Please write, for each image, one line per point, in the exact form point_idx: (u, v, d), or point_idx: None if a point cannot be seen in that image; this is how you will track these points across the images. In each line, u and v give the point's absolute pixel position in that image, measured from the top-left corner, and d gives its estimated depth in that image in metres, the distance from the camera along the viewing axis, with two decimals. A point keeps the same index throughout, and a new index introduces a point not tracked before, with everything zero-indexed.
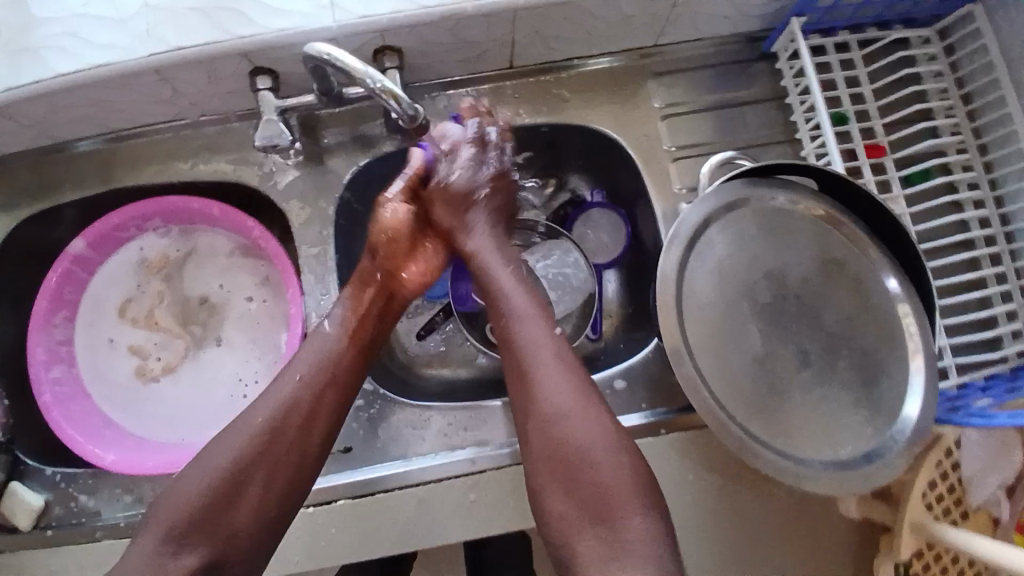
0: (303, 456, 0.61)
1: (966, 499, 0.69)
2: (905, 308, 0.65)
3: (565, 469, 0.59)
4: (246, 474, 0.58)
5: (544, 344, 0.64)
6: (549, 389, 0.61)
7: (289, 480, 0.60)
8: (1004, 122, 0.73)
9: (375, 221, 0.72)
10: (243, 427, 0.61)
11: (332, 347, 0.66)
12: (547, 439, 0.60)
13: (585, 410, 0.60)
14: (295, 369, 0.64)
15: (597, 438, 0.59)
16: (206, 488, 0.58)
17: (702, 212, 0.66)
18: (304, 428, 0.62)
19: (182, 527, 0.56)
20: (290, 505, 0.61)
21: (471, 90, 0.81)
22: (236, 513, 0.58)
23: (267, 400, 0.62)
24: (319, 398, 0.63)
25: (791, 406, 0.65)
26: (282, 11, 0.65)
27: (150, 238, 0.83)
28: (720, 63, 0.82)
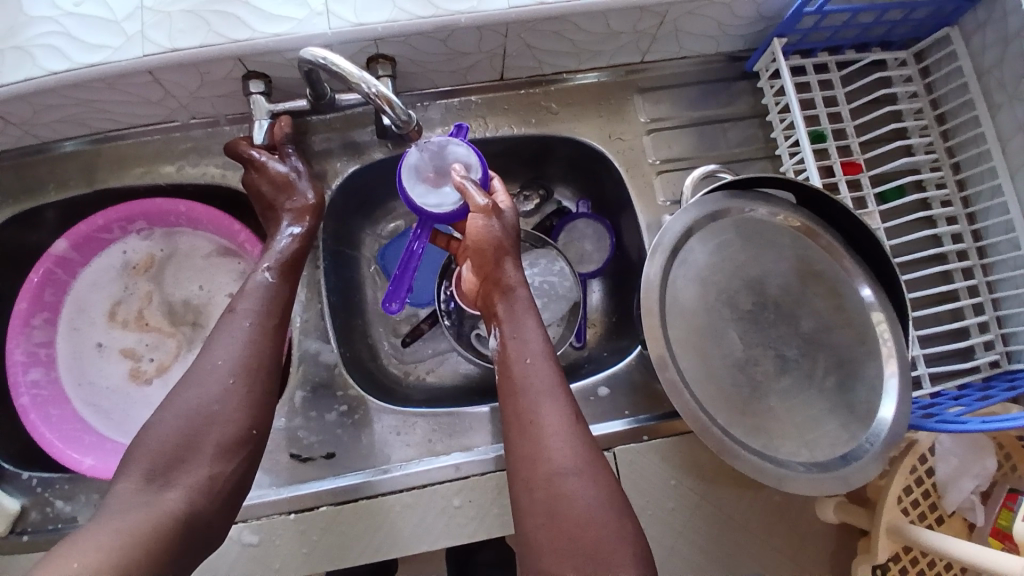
0: (271, 378, 0.61)
1: (941, 505, 0.72)
2: (879, 315, 0.68)
3: (538, 495, 0.55)
4: (222, 403, 0.57)
5: (536, 362, 0.61)
6: (535, 407, 0.58)
7: (263, 404, 0.60)
8: (978, 143, 0.77)
9: (263, 173, 0.73)
10: (202, 375, 0.58)
11: (275, 294, 0.66)
12: (526, 460, 0.57)
13: (568, 434, 0.57)
14: (244, 315, 0.63)
15: (576, 465, 0.55)
16: (186, 425, 0.56)
17: (686, 221, 0.67)
18: (249, 358, 0.60)
19: (167, 463, 0.54)
20: (260, 444, 0.59)
21: (462, 101, 0.82)
22: (217, 435, 0.56)
23: (224, 343, 0.60)
24: (273, 335, 0.63)
25: (770, 411, 0.67)
26: (277, 17, 0.66)
27: (133, 241, 0.82)
28: (704, 81, 0.85)
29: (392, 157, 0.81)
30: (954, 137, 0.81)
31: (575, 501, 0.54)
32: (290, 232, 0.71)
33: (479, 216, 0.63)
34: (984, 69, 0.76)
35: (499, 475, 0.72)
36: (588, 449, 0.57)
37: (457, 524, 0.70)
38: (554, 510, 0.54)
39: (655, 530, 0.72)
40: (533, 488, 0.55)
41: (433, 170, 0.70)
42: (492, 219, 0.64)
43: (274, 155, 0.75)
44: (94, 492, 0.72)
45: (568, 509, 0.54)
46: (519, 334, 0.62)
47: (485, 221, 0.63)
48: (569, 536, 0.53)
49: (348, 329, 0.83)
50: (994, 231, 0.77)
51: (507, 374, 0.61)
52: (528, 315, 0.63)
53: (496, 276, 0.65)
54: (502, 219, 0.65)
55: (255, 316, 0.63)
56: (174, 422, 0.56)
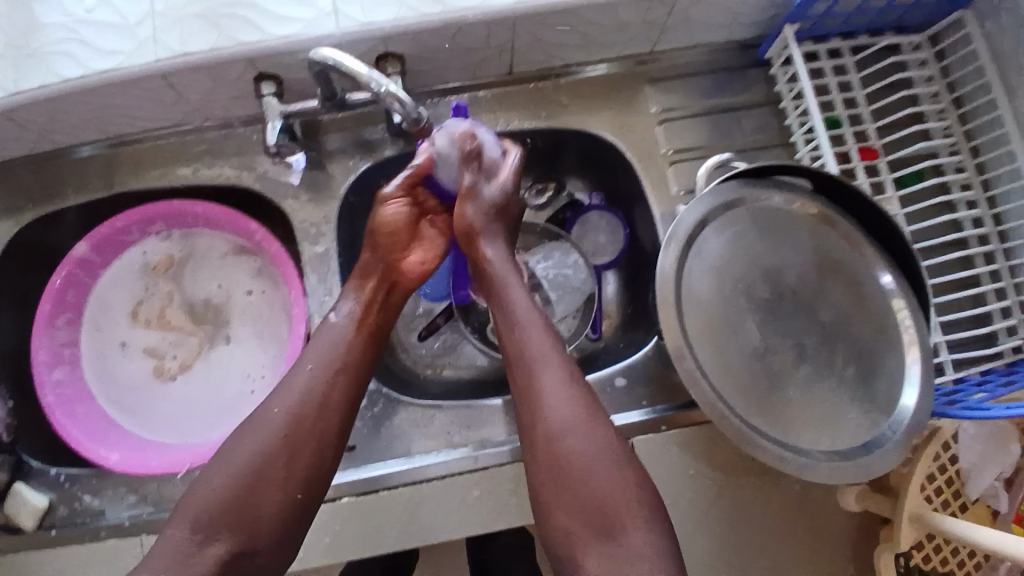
0: (327, 435, 0.59)
1: (965, 492, 0.71)
2: (899, 302, 0.67)
3: (538, 455, 0.56)
4: (267, 462, 0.56)
5: (524, 323, 0.61)
6: (528, 372, 0.59)
7: (320, 454, 0.58)
8: (996, 124, 0.76)
9: (375, 216, 0.68)
10: (261, 421, 0.58)
11: (341, 334, 0.63)
12: (524, 424, 0.58)
13: (563, 394, 0.57)
14: (307, 359, 0.62)
15: (573, 425, 0.56)
16: (239, 473, 0.56)
17: (699, 212, 0.67)
18: (309, 404, 0.59)
19: (215, 513, 0.54)
20: (316, 491, 0.58)
21: (471, 97, 0.82)
22: (263, 495, 0.56)
23: (284, 390, 0.60)
24: (340, 382, 0.61)
25: (790, 400, 0.67)
26: (287, 17, 0.66)
27: (152, 242, 0.84)
28: (715, 69, 0.84)
29: (405, 154, 0.81)
30: (972, 121, 0.79)
31: (575, 460, 0.55)
32: (359, 263, 0.68)
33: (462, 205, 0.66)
34: (1000, 51, 0.74)
35: (517, 467, 0.72)
36: (585, 407, 0.57)
37: (476, 517, 0.71)
38: (556, 469, 0.55)
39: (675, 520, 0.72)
40: (535, 454, 0.57)
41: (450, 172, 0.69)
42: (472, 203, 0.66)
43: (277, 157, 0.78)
44: (120, 486, 0.73)
45: (568, 467, 0.55)
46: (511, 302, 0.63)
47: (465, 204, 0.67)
48: (574, 495, 0.54)
49: None
50: (1015, 214, 0.75)
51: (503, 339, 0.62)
52: (512, 281, 0.64)
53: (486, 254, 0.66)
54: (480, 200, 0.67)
55: (318, 361, 0.61)
56: (226, 472, 0.56)
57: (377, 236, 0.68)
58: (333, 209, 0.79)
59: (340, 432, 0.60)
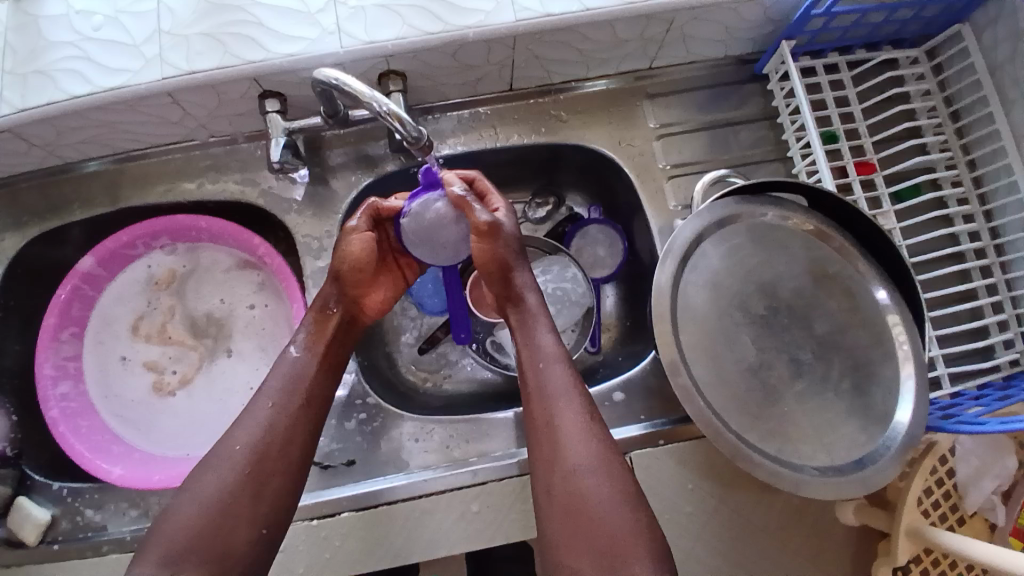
0: (290, 471, 0.60)
1: (963, 505, 0.71)
2: (894, 316, 0.68)
3: (556, 491, 0.56)
4: (232, 499, 0.56)
5: (548, 361, 0.63)
6: (550, 408, 0.60)
7: (285, 486, 0.59)
8: (992, 139, 0.77)
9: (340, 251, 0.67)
10: (224, 455, 0.58)
11: (302, 372, 0.64)
12: (544, 462, 0.58)
13: (583, 432, 0.58)
14: (267, 395, 0.62)
15: (592, 462, 0.56)
16: (205, 508, 0.55)
17: (696, 227, 0.67)
18: (274, 438, 0.60)
19: (181, 549, 0.53)
20: (280, 524, 0.59)
21: (471, 112, 0.83)
22: (229, 532, 0.55)
23: (246, 426, 0.60)
24: (301, 416, 0.62)
25: (786, 415, 0.67)
26: (290, 36, 0.67)
27: (157, 256, 0.85)
28: (713, 84, 0.85)
29: (406, 168, 0.82)
30: (969, 134, 0.80)
31: (589, 499, 0.55)
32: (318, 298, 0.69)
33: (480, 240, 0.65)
34: (997, 64, 0.75)
35: (515, 481, 0.73)
36: (604, 446, 0.57)
37: (475, 530, 0.72)
38: (573, 506, 0.55)
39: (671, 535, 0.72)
40: (553, 490, 0.56)
41: (443, 226, 0.68)
42: (490, 240, 0.65)
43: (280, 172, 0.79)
44: (121, 501, 0.74)
45: (585, 504, 0.55)
46: (533, 341, 0.64)
47: (486, 245, 0.65)
48: (585, 535, 0.53)
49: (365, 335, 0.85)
50: (1012, 228, 0.76)
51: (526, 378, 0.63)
52: (539, 320, 0.66)
53: (508, 293, 0.68)
54: (502, 236, 0.66)
55: (279, 396, 0.62)
56: (191, 507, 0.55)
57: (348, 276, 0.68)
58: (335, 223, 0.80)
59: (301, 469, 0.61)
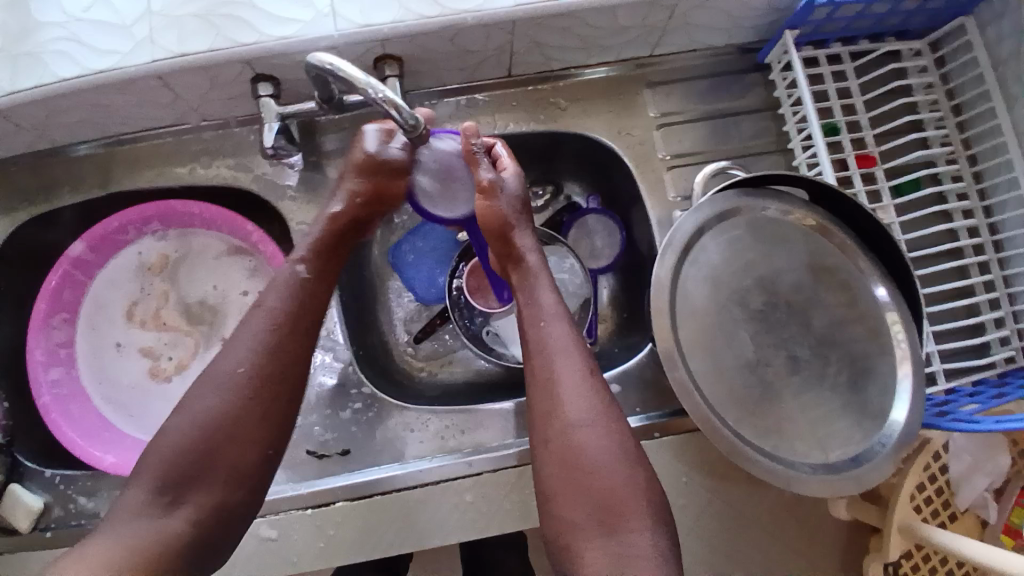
0: (293, 395, 0.60)
1: (954, 502, 0.72)
2: (893, 315, 0.67)
3: (552, 445, 0.57)
4: (235, 424, 0.57)
5: (548, 319, 0.62)
6: (549, 366, 0.59)
7: (284, 414, 0.59)
8: (995, 134, 0.76)
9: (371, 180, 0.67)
10: (221, 379, 0.58)
11: (302, 293, 0.62)
12: (540, 415, 0.58)
13: (581, 388, 0.58)
14: (263, 317, 0.60)
15: (589, 418, 0.57)
16: (205, 433, 0.56)
17: (696, 221, 0.66)
18: (271, 365, 0.59)
19: (182, 474, 0.56)
20: (283, 442, 0.60)
21: (468, 99, 0.82)
22: (232, 454, 0.57)
23: (242, 349, 0.59)
24: (299, 343, 0.60)
25: (783, 410, 0.67)
26: (283, 19, 0.66)
27: (149, 241, 0.84)
28: (715, 73, 0.83)
29: None
30: (970, 129, 0.79)
31: (585, 452, 0.56)
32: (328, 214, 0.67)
33: (484, 197, 0.65)
34: (1001, 58, 0.74)
35: (511, 472, 0.73)
36: (602, 402, 0.58)
37: (471, 520, 0.72)
38: (568, 461, 0.56)
39: None
40: (549, 444, 0.57)
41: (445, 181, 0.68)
42: (492, 197, 0.65)
43: (274, 159, 0.77)
44: (115, 488, 0.74)
45: (580, 460, 0.56)
46: (535, 299, 0.63)
47: (488, 202, 0.65)
48: (582, 485, 0.55)
49: (360, 324, 0.84)
50: (1011, 225, 0.75)
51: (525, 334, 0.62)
52: (542, 279, 0.64)
53: (512, 254, 0.66)
54: (506, 194, 0.66)
55: (275, 320, 0.60)
56: (188, 429, 0.56)
57: (369, 194, 0.67)
58: None
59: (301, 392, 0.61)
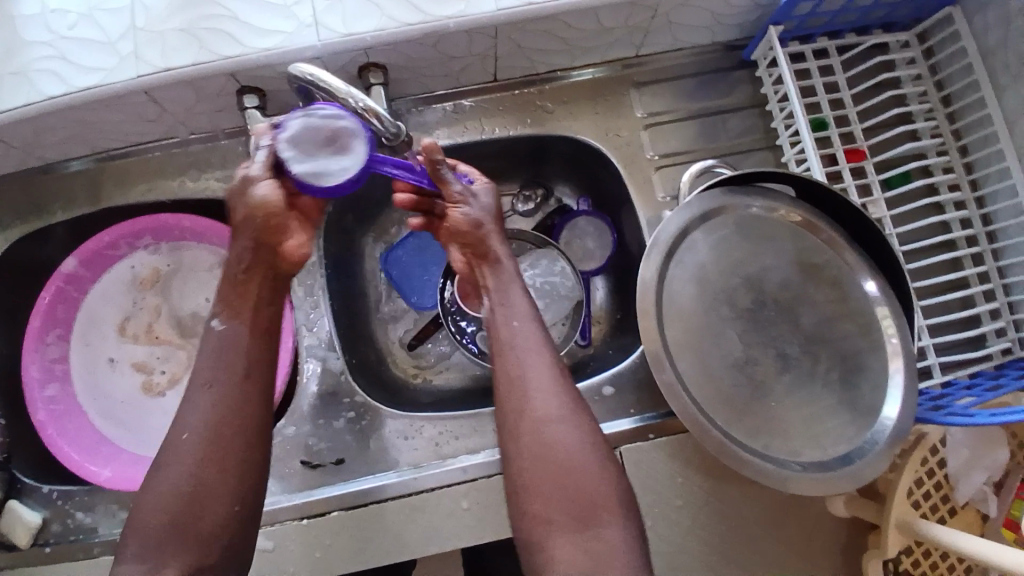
0: (252, 442, 0.56)
1: (953, 497, 0.72)
2: (884, 308, 0.67)
3: (524, 440, 0.56)
4: (199, 488, 0.53)
5: (519, 315, 0.60)
6: (520, 362, 0.58)
7: (248, 464, 0.56)
8: (984, 124, 0.75)
9: (250, 206, 0.60)
10: (172, 449, 0.55)
11: (237, 342, 0.59)
12: (511, 411, 0.57)
13: (552, 384, 0.57)
14: (202, 378, 0.57)
15: (561, 413, 0.56)
16: (169, 506, 0.53)
17: (683, 220, 0.66)
18: (220, 419, 0.55)
19: (157, 552, 0.52)
20: (254, 494, 0.57)
21: (456, 104, 0.82)
22: (199, 521, 0.53)
23: (188, 415, 0.56)
24: (249, 389, 0.57)
25: (775, 409, 0.66)
26: (266, 31, 0.66)
27: (140, 255, 0.84)
28: (702, 72, 0.83)
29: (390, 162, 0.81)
30: (960, 120, 0.78)
31: (558, 447, 0.55)
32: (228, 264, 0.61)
33: (456, 207, 0.65)
34: (988, 49, 0.73)
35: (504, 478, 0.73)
36: (571, 398, 0.57)
37: (465, 527, 0.71)
38: (541, 457, 0.55)
39: (658, 529, 0.72)
40: (521, 440, 0.56)
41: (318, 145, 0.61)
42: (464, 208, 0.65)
43: None
44: (111, 502, 0.74)
45: (553, 454, 0.55)
46: (506, 296, 0.62)
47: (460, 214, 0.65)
48: (556, 480, 0.54)
49: (353, 332, 0.84)
50: (1002, 215, 0.75)
51: (494, 330, 0.61)
52: (514, 275, 0.63)
53: (483, 250, 0.65)
54: (478, 202, 0.66)
55: (217, 375, 0.57)
56: (150, 508, 0.53)
57: (256, 229, 0.61)
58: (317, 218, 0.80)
59: (262, 437, 0.58)
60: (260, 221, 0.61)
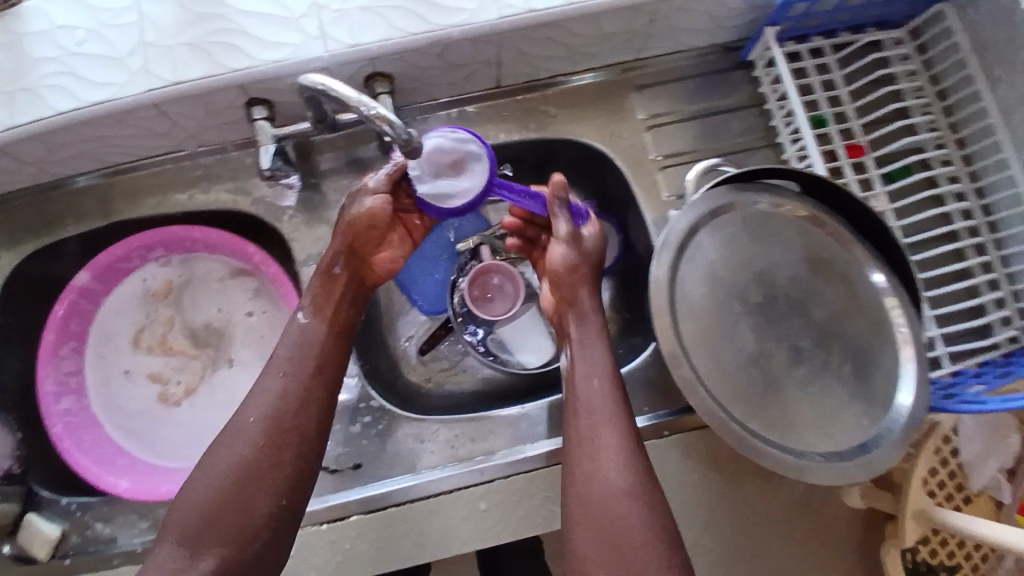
0: (306, 442, 0.60)
1: (968, 485, 0.72)
2: (892, 299, 0.67)
3: (590, 506, 0.57)
4: (251, 471, 0.57)
5: (599, 382, 0.62)
6: (594, 430, 0.60)
7: (301, 457, 0.59)
8: (981, 116, 0.76)
9: (352, 211, 0.68)
10: (237, 429, 0.59)
11: (311, 338, 0.64)
12: (580, 475, 0.59)
13: (625, 457, 0.58)
14: (276, 364, 0.62)
15: (632, 490, 0.57)
16: (224, 482, 0.57)
17: (690, 218, 0.67)
18: (281, 410, 0.60)
19: (199, 527, 0.56)
20: (304, 489, 0.60)
21: (462, 111, 0.83)
22: (249, 504, 0.57)
23: (258, 398, 0.60)
24: (311, 385, 0.61)
25: (788, 402, 0.67)
26: (274, 43, 0.67)
27: (152, 268, 0.84)
28: (702, 73, 0.85)
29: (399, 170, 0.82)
30: (957, 113, 0.80)
31: (621, 519, 0.56)
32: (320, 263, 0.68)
33: (557, 245, 0.67)
34: (983, 43, 0.74)
35: (520, 478, 0.74)
36: (643, 474, 0.58)
37: (484, 527, 0.72)
38: (603, 526, 0.56)
39: (675, 524, 0.73)
40: (585, 504, 0.57)
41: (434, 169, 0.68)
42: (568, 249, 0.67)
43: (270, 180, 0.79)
44: (130, 513, 0.74)
45: (615, 525, 0.56)
46: (589, 359, 0.64)
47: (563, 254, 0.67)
48: (613, 550, 0.55)
49: (365, 339, 0.85)
50: (1003, 205, 0.76)
51: (573, 393, 0.63)
52: (596, 337, 0.65)
53: (570, 299, 0.66)
54: (581, 247, 0.68)
55: (288, 365, 0.62)
56: (205, 480, 0.57)
57: (355, 233, 0.68)
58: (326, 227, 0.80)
59: (320, 434, 0.61)
60: (359, 227, 0.68)
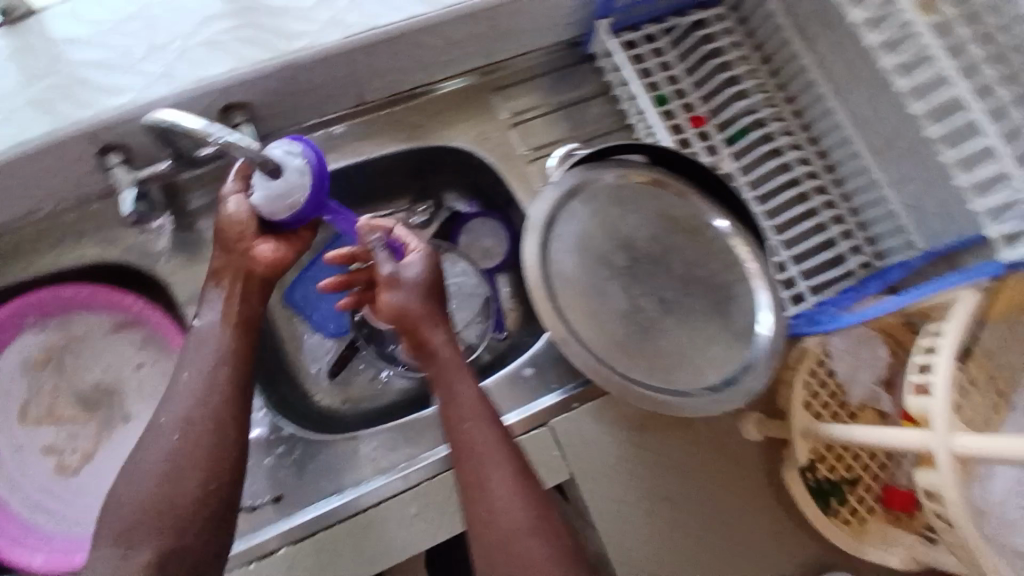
0: (223, 427, 0.60)
1: (847, 399, 0.79)
2: (735, 240, 0.75)
3: (495, 551, 0.59)
4: (173, 463, 0.57)
5: (473, 423, 0.64)
6: (481, 476, 0.61)
7: (221, 443, 0.60)
8: (801, 73, 0.86)
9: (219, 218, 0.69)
10: (153, 429, 0.60)
11: (217, 335, 0.65)
12: (478, 524, 0.60)
13: (516, 494, 0.60)
14: (184, 366, 0.63)
15: (530, 526, 0.59)
16: (146, 482, 0.57)
17: (549, 200, 0.72)
18: (194, 403, 0.60)
19: (127, 530, 0.55)
20: (230, 473, 0.60)
21: (332, 132, 0.85)
22: (174, 497, 0.57)
23: (171, 398, 0.61)
24: (223, 373, 0.63)
25: (672, 352, 0.72)
26: (117, 88, 0.67)
27: (26, 338, 0.79)
28: (554, 69, 0.91)
29: None
30: (782, 73, 0.89)
31: (526, 557, 0.58)
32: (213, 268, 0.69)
33: (386, 290, 0.68)
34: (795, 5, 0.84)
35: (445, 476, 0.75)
36: (536, 506, 0.60)
37: (418, 530, 0.73)
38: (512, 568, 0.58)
39: (595, 488, 0.76)
40: (490, 551, 0.59)
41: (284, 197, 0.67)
42: (394, 290, 0.68)
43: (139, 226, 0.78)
44: None
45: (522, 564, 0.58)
46: (457, 401, 0.65)
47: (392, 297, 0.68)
48: None
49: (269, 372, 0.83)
50: (836, 148, 0.86)
51: (455, 441, 0.64)
52: (458, 373, 0.66)
53: (419, 340, 0.68)
54: (407, 284, 0.68)
55: (195, 364, 0.63)
56: (127, 489, 0.57)
57: (225, 238, 0.68)
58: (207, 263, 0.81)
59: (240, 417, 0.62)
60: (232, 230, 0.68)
